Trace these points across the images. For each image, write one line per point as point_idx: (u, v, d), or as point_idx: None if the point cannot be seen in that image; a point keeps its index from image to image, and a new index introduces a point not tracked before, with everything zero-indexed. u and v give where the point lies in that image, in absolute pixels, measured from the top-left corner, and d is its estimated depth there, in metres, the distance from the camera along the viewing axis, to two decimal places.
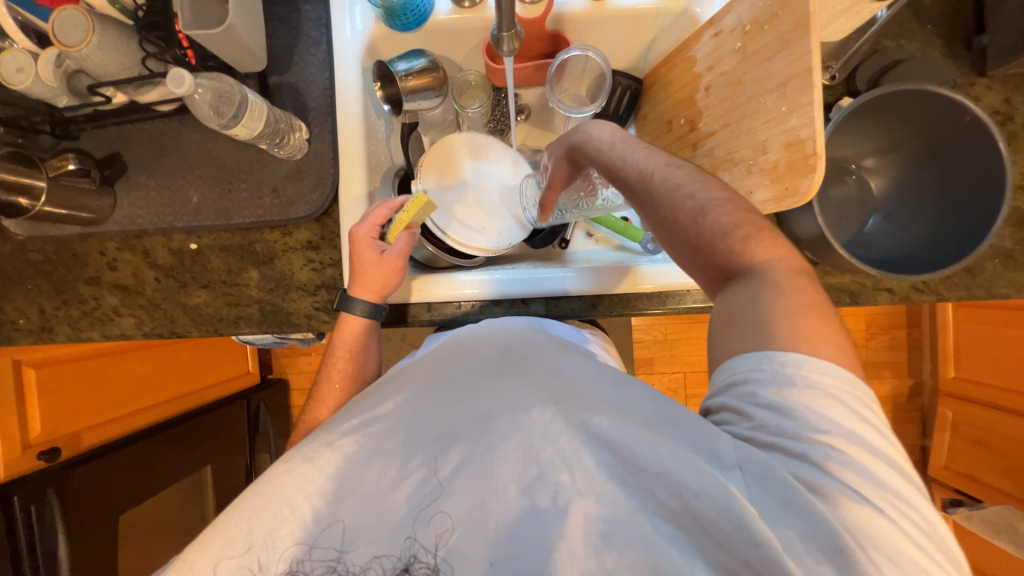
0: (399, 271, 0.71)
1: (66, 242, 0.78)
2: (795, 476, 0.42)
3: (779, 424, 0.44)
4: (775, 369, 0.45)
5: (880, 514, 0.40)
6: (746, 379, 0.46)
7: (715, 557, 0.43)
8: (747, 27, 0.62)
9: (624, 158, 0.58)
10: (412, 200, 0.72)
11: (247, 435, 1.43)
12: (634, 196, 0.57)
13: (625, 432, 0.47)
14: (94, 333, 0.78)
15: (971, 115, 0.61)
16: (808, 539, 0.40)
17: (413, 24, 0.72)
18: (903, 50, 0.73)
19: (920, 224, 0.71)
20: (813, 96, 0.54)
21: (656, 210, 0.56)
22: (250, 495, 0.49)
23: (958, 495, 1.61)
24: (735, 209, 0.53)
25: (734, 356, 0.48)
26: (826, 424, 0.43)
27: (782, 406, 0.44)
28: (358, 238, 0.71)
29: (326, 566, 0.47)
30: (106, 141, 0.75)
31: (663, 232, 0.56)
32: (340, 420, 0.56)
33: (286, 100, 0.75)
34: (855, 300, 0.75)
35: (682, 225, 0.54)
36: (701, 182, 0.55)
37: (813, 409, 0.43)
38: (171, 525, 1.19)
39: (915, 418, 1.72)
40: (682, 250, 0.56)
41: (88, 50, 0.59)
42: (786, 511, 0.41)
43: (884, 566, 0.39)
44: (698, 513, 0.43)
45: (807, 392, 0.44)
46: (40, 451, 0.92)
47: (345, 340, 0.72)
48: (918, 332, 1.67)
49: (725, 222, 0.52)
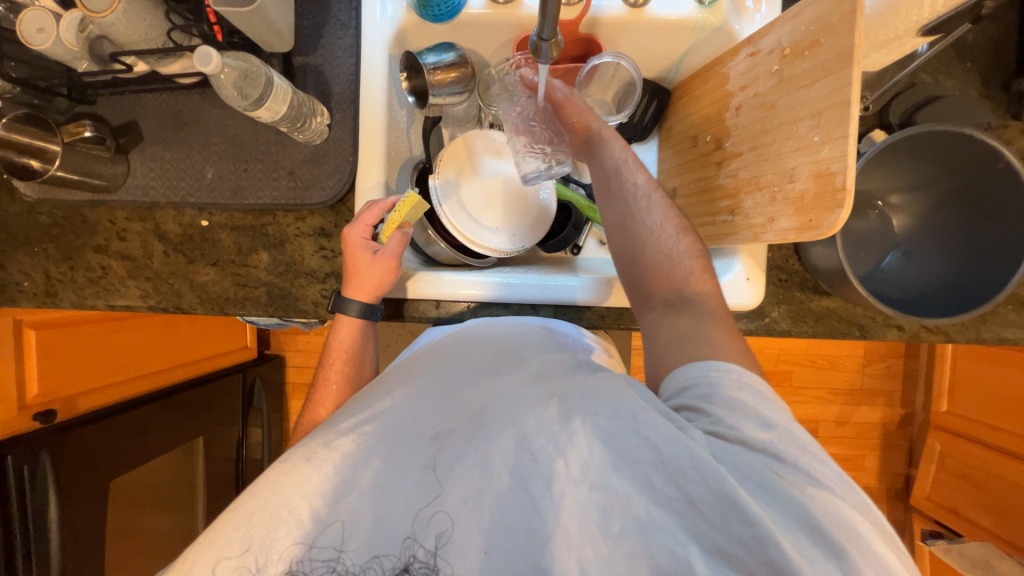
0: (392, 272, 0.70)
1: (76, 207, 0.77)
2: (765, 466, 0.46)
3: (738, 420, 0.48)
4: (722, 373, 0.52)
5: (840, 490, 0.45)
6: (700, 382, 0.51)
7: (707, 538, 0.44)
8: (787, 50, 0.61)
9: (625, 164, 0.67)
10: (402, 200, 0.70)
11: (240, 409, 1.43)
12: (617, 197, 0.66)
13: (619, 424, 0.48)
14: (98, 302, 0.77)
15: (1004, 161, 0.61)
16: (790, 520, 0.43)
17: (444, 16, 0.71)
18: (940, 85, 0.72)
19: (939, 265, 0.70)
20: (849, 129, 0.53)
21: (628, 215, 0.65)
22: (248, 497, 0.49)
23: (938, 527, 1.63)
24: (687, 246, 0.64)
25: (684, 365, 0.54)
26: (776, 416, 0.48)
27: (736, 400, 0.49)
28: (351, 239, 0.70)
29: (326, 566, 0.47)
30: (124, 109, 0.73)
31: (619, 234, 0.66)
32: (338, 419, 0.55)
33: (309, 82, 0.74)
34: (864, 334, 0.75)
35: (644, 234, 0.64)
36: (672, 213, 0.65)
37: (760, 404, 0.49)
38: (159, 491, 1.20)
39: (903, 446, 1.74)
40: (630, 256, 0.65)
41: (115, 17, 0.58)
42: (764, 494, 0.44)
43: (854, 539, 0.43)
44: (694, 498, 0.45)
45: (754, 392, 0.50)
46: (36, 413, 0.92)
47: (342, 339, 0.72)
48: (915, 362, 1.69)
49: (673, 251, 0.63)
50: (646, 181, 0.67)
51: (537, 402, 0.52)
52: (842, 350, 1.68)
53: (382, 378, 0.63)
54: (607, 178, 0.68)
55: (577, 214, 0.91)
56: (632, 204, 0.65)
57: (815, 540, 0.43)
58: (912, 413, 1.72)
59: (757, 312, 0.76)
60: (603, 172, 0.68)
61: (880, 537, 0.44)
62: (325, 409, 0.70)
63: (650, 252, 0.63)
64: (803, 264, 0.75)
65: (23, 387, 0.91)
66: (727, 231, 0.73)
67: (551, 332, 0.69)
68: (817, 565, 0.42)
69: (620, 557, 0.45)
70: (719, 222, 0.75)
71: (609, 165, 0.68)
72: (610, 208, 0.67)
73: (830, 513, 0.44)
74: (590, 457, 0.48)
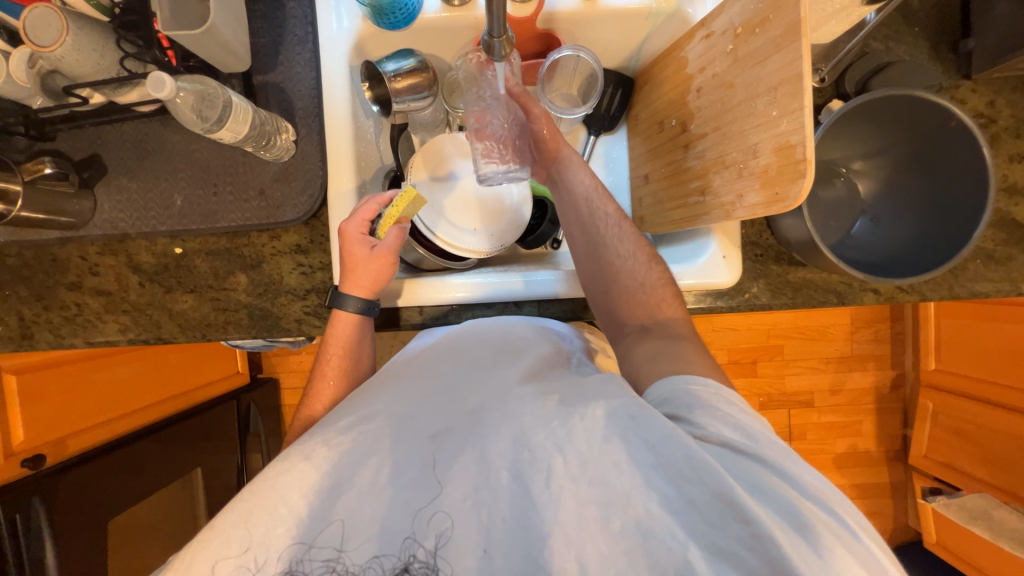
0: (392, 265, 0.70)
1: (45, 246, 0.76)
2: (754, 467, 0.47)
3: (721, 426, 0.49)
4: (700, 385, 0.53)
5: (824, 488, 0.47)
6: (681, 398, 0.52)
7: (707, 538, 0.44)
8: (739, 29, 0.62)
9: (593, 194, 0.73)
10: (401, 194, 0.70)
11: (237, 435, 1.42)
12: (588, 225, 0.72)
13: (615, 427, 0.49)
14: (76, 340, 0.76)
15: (956, 120, 0.63)
16: (782, 517, 0.44)
17: (401, 23, 0.71)
18: (891, 52, 0.73)
19: (906, 227, 0.72)
20: (804, 102, 0.54)
21: (600, 245, 0.71)
22: (249, 495, 0.49)
23: (937, 483, 1.66)
24: (658, 275, 0.68)
25: (661, 380, 0.56)
26: (757, 426, 0.50)
27: (716, 409, 0.51)
28: (349, 235, 0.69)
29: (325, 566, 0.47)
30: (85, 142, 0.72)
31: (591, 264, 0.71)
32: (336, 418, 0.55)
33: (272, 100, 0.74)
34: (842, 301, 0.76)
35: (616, 264, 0.69)
36: (641, 244, 0.71)
37: (738, 411, 0.51)
38: (161, 528, 1.18)
39: (896, 408, 1.77)
40: (600, 287, 0.70)
41: (63, 50, 0.57)
42: (755, 493, 0.45)
43: (841, 532, 0.44)
44: (693, 497, 0.45)
45: (731, 403, 0.52)
46: (23, 459, 0.90)
47: (339, 335, 0.71)
48: (901, 325, 1.72)
49: (645, 280, 0.68)
50: (614, 212, 0.72)
51: (535, 397, 0.53)
52: (830, 320, 1.71)
53: (378, 378, 0.62)
54: (576, 208, 0.73)
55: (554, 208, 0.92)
56: (602, 234, 0.71)
57: (806, 535, 0.43)
58: (903, 375, 1.75)
59: (737, 289, 0.77)
60: (573, 203, 0.74)
61: (863, 532, 0.45)
62: (323, 405, 0.69)
63: (624, 281, 0.68)
64: (776, 238, 0.76)
65: (8, 434, 0.89)
66: (699, 211, 0.74)
67: (544, 329, 0.68)
68: (810, 561, 0.42)
69: (618, 556, 0.46)
70: (691, 203, 0.75)
71: (574, 195, 0.74)
72: (582, 237, 0.72)
73: (818, 510, 0.45)
74: (587, 449, 0.48)
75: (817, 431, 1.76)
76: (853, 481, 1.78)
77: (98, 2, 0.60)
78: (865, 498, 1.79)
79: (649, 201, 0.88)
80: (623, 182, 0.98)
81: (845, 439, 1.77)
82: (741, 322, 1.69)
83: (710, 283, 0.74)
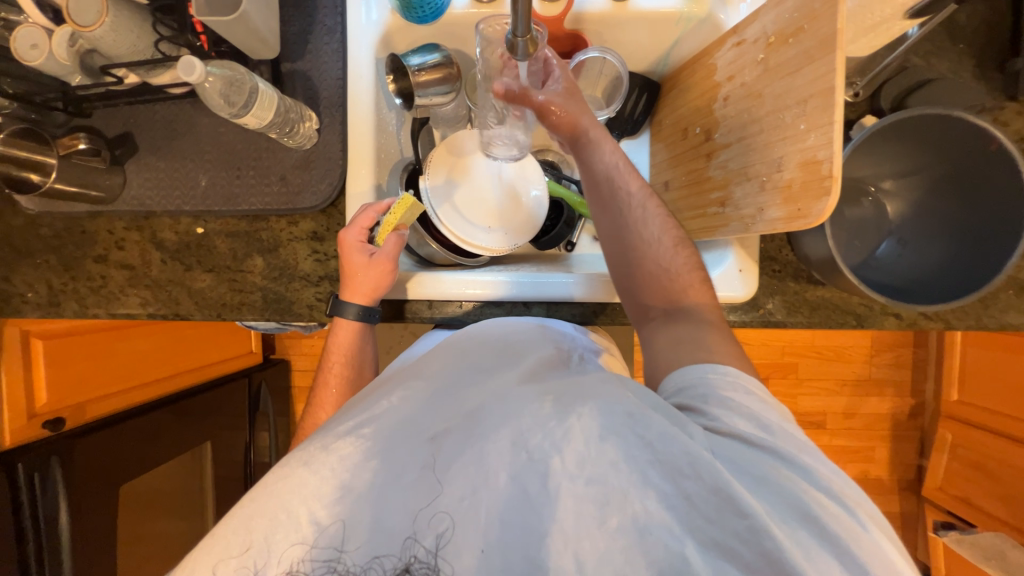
0: (390, 273, 0.71)
1: (75, 219, 0.78)
2: (763, 460, 0.48)
3: (734, 418, 0.51)
4: (716, 376, 0.56)
5: (836, 480, 0.48)
6: (698, 393, 0.55)
7: (703, 533, 0.45)
8: (772, 39, 0.60)
9: (619, 171, 0.70)
10: (399, 202, 0.72)
11: (247, 413, 1.46)
12: (614, 205, 0.69)
13: (614, 424, 0.48)
14: (100, 311, 0.79)
15: (996, 143, 0.60)
16: (785, 509, 0.46)
17: (429, 17, 0.71)
18: (933, 68, 0.70)
19: (934, 252, 0.69)
20: (834, 117, 0.52)
21: (627, 227, 0.68)
22: (247, 501, 0.48)
23: (950, 518, 1.60)
24: (684, 257, 0.68)
25: (680, 369, 0.59)
26: (771, 418, 0.52)
27: (729, 401, 0.53)
28: (347, 244, 0.71)
29: (326, 566, 0.46)
30: (119, 121, 0.75)
31: (615, 246, 0.70)
32: (334, 423, 0.53)
33: (298, 88, 0.75)
34: (860, 323, 0.74)
35: (643, 246, 0.68)
36: (667, 224, 0.69)
37: (753, 403, 0.53)
38: (168, 496, 1.22)
39: (913, 437, 1.71)
40: (621, 269, 0.69)
41: (102, 31, 0.59)
42: (761, 486, 0.47)
43: (848, 523, 0.45)
44: (690, 494, 0.46)
45: (751, 395, 0.54)
46: (45, 421, 0.93)
47: (340, 342, 0.73)
48: (924, 351, 1.66)
49: (671, 263, 0.68)
50: (640, 189, 0.70)
51: (534, 399, 0.52)
52: (848, 341, 1.66)
53: (380, 382, 0.61)
54: (602, 185, 0.70)
55: (570, 210, 0.91)
56: (629, 217, 0.69)
57: (808, 525, 0.45)
58: (923, 403, 1.69)
59: (752, 303, 0.75)
60: (599, 178, 0.70)
61: (870, 521, 0.47)
62: (327, 413, 0.71)
63: (650, 265, 0.68)
64: (795, 254, 0.74)
65: (32, 396, 0.92)
66: (718, 223, 0.72)
67: (546, 329, 0.69)
68: (812, 550, 0.44)
69: (615, 552, 0.45)
70: (711, 213, 0.74)
71: (598, 171, 0.70)
72: (608, 218, 0.70)
73: (825, 501, 0.46)
74: (586, 450, 0.48)
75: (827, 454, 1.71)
76: None
77: None
78: None
79: (668, 208, 0.87)
80: None
81: (856, 464, 1.72)
82: (755, 337, 1.65)
83: (724, 296, 0.72)
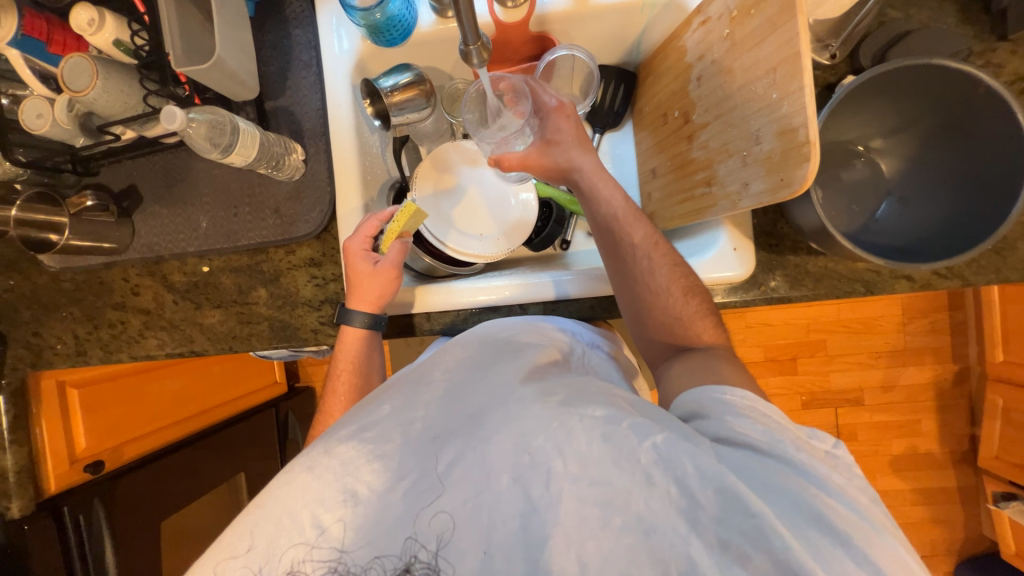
0: (394, 281, 0.73)
1: (94, 271, 0.84)
2: (774, 467, 0.47)
3: (747, 429, 0.50)
4: (734, 398, 0.53)
5: (849, 488, 0.47)
6: (711, 404, 0.53)
7: (708, 531, 0.44)
8: (734, 13, 0.60)
9: (622, 220, 0.68)
10: (401, 210, 0.73)
11: (277, 440, 1.50)
12: (617, 257, 0.68)
13: (617, 428, 0.48)
14: (122, 354, 0.84)
15: (985, 86, 0.57)
16: (795, 514, 0.44)
17: (398, 39, 0.74)
18: (912, 19, 0.68)
19: (936, 208, 0.66)
20: (803, 81, 0.51)
21: (633, 280, 0.67)
22: (253, 507, 0.49)
23: (1011, 488, 1.49)
24: (694, 305, 0.66)
25: (695, 388, 0.57)
26: (787, 432, 0.49)
27: (746, 416, 0.51)
28: (352, 251, 0.73)
29: (327, 566, 0.47)
30: (122, 175, 0.80)
31: (620, 274, 0.69)
32: (339, 426, 0.54)
33: (283, 123, 0.78)
34: (870, 290, 0.71)
35: (650, 299, 0.66)
36: (674, 272, 0.67)
37: (773, 424, 0.50)
38: (211, 529, 1.27)
39: (961, 405, 1.62)
40: (627, 299, 0.68)
41: (95, 93, 0.63)
42: (770, 494, 0.45)
43: (864, 532, 0.44)
44: (694, 490, 0.45)
45: (769, 416, 0.51)
46: (86, 465, 0.97)
47: (347, 356, 0.74)
48: (962, 313, 1.57)
49: (681, 313, 0.65)
50: (644, 238, 0.68)
51: (536, 400, 0.52)
52: (877, 311, 1.58)
53: (386, 385, 0.61)
54: (606, 235, 0.69)
55: (559, 209, 0.92)
56: (631, 251, 0.67)
57: (818, 528, 0.44)
58: (967, 368, 1.60)
59: (752, 281, 0.73)
60: (603, 228, 0.70)
61: (887, 529, 0.45)
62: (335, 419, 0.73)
63: (660, 314, 0.66)
64: (792, 227, 0.72)
65: (72, 442, 0.96)
66: (706, 203, 0.71)
67: (540, 326, 0.69)
68: (823, 552, 0.43)
69: (620, 550, 0.45)
70: (699, 194, 0.73)
71: (602, 220, 0.70)
72: (613, 271, 0.69)
73: (839, 506, 0.45)
74: (588, 451, 0.47)
75: (867, 431, 1.64)
76: (912, 485, 1.65)
77: (125, 47, 0.66)
78: (925, 502, 1.65)
79: (658, 195, 0.86)
80: (631, 178, 0.96)
81: (902, 440, 1.63)
82: (776, 317, 1.60)
83: (721, 276, 0.71)
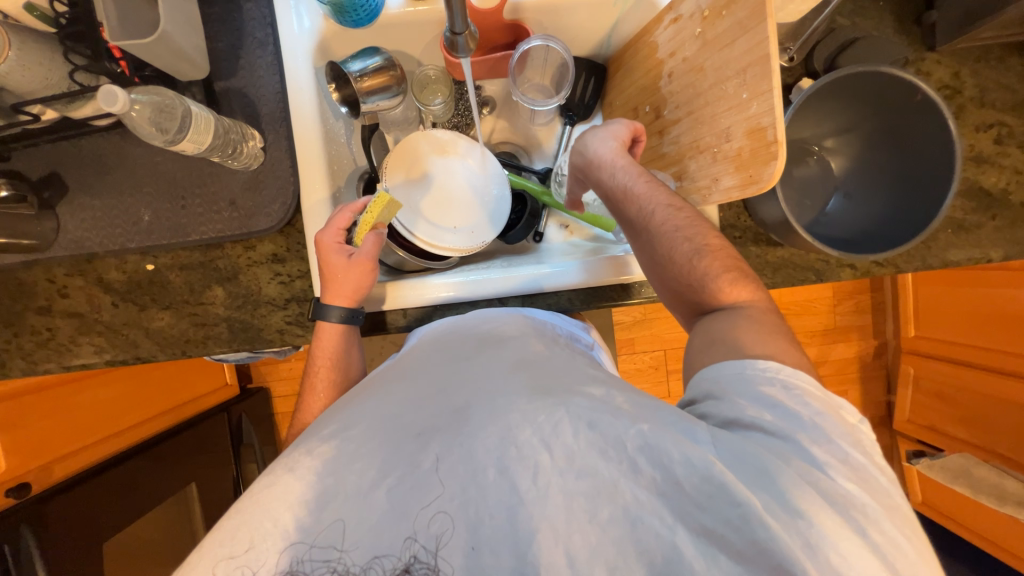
0: (371, 271, 0.70)
1: (8, 271, 0.73)
2: (772, 449, 0.48)
3: (759, 410, 0.50)
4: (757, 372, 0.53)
5: (851, 474, 0.46)
6: (724, 385, 0.54)
7: (694, 520, 0.45)
8: (706, 13, 0.61)
9: (625, 193, 0.68)
10: (374, 200, 0.70)
11: (230, 446, 1.40)
12: (631, 228, 0.69)
13: (597, 419, 0.49)
14: (52, 365, 0.74)
15: (922, 94, 0.63)
16: (775, 501, 0.44)
17: (365, 20, 0.69)
18: (857, 27, 0.74)
19: (877, 203, 0.73)
20: (772, 83, 0.54)
21: (651, 245, 0.67)
22: (234, 513, 0.48)
23: (921, 446, 1.71)
24: (719, 264, 0.64)
25: (717, 364, 0.57)
26: (805, 410, 0.50)
27: (758, 394, 0.52)
28: (324, 245, 0.69)
29: (326, 567, 0.45)
30: (41, 161, 0.69)
31: (640, 240, 0.68)
32: (320, 428, 0.55)
33: (236, 107, 0.71)
34: (820, 278, 0.77)
35: (669, 263, 0.66)
36: (695, 232, 0.65)
37: (786, 404, 0.50)
38: (159, 545, 1.15)
39: (879, 375, 1.82)
40: (653, 265, 0.68)
41: (6, 66, 0.54)
42: (761, 479, 0.45)
43: (856, 519, 0.43)
44: (681, 479, 0.46)
45: (796, 385, 0.51)
46: (7, 488, 0.87)
47: (324, 347, 0.70)
48: (881, 294, 1.76)
49: (708, 273, 0.64)
50: (659, 203, 0.66)
51: (523, 393, 0.52)
52: (812, 294, 1.74)
53: (378, 380, 0.62)
54: (615, 206, 0.70)
55: (533, 202, 0.92)
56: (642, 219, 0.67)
57: (804, 515, 0.43)
58: (884, 343, 1.80)
59: None
60: (612, 202, 0.70)
61: (887, 515, 0.44)
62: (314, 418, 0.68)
63: (682, 279, 0.65)
64: (753, 220, 0.76)
65: None
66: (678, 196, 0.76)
67: (529, 320, 0.70)
68: (811, 537, 0.42)
69: (607, 545, 0.45)
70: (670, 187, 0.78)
71: (610, 193, 0.70)
72: (633, 241, 0.69)
73: (829, 490, 0.45)
74: (574, 443, 0.48)
75: None
76: None
77: (41, 13, 0.58)
78: None
79: None
80: None
81: None
82: None
83: None
